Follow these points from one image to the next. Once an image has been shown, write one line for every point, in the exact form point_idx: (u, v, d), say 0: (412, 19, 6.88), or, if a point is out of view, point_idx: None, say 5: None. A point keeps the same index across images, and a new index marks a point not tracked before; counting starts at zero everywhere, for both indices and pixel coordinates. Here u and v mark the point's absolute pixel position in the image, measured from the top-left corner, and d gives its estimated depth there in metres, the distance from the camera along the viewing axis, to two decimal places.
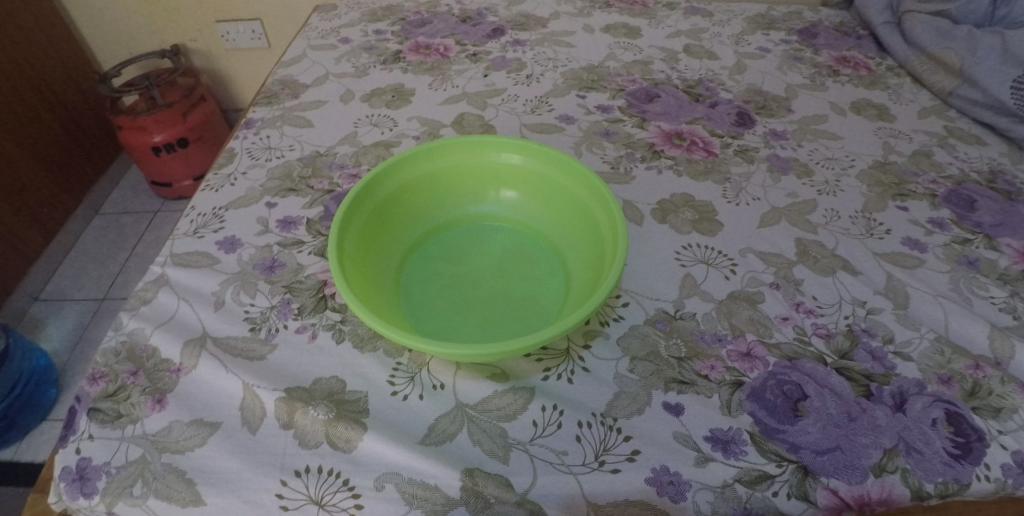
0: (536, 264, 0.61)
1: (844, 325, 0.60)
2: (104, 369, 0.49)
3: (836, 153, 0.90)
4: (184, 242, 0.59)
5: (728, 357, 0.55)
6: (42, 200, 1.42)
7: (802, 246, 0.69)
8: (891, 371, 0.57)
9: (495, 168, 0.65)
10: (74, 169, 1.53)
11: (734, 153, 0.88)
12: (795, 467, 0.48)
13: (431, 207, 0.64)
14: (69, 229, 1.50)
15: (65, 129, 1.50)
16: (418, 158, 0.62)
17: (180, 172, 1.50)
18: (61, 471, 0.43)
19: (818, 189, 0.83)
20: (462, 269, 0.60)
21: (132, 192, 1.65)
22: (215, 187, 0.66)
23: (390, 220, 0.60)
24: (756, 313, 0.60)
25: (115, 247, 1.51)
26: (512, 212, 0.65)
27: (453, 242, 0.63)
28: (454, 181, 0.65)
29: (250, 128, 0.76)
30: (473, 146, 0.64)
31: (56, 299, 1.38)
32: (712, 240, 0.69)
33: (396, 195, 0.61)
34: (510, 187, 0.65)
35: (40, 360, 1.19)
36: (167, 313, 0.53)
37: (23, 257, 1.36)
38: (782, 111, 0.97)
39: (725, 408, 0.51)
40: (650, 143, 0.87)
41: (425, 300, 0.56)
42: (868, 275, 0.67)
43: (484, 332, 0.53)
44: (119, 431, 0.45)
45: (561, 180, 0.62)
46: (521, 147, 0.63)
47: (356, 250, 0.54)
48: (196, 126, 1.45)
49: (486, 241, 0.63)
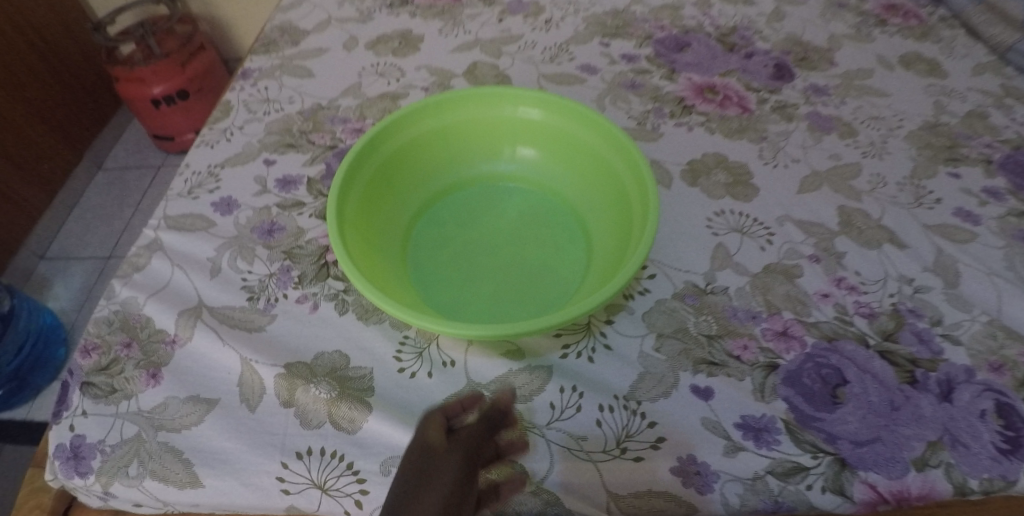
0: (556, 231, 0.55)
1: (889, 304, 0.55)
2: (97, 341, 0.45)
3: (883, 112, 0.83)
4: (179, 203, 0.55)
5: (763, 336, 0.51)
6: (38, 157, 1.25)
7: (845, 215, 0.64)
8: (938, 356, 0.52)
9: (512, 123, 0.59)
10: (66, 124, 1.33)
11: (771, 109, 0.81)
12: (831, 459, 0.45)
13: (441, 165, 0.59)
14: (70, 186, 1.34)
15: (56, 79, 1.29)
16: (427, 112, 0.56)
17: (184, 126, 1.34)
18: (55, 449, 0.41)
19: (863, 151, 0.76)
20: (475, 235, 0.55)
21: (134, 147, 1.47)
22: (212, 143, 0.61)
23: (396, 181, 0.55)
24: (794, 289, 0.55)
25: (116, 203, 1.36)
26: (531, 172, 0.59)
27: (465, 205, 0.58)
28: (466, 137, 0.59)
29: (246, 79, 0.70)
30: (488, 99, 0.58)
31: (62, 257, 1.26)
32: (747, 207, 0.63)
33: (403, 153, 0.56)
34: (529, 145, 0.59)
35: (47, 319, 1.08)
36: (161, 280, 0.49)
37: (27, 216, 1.23)
38: (824, 64, 0.89)
39: (758, 392, 0.47)
40: (680, 97, 0.80)
41: (434, 270, 0.52)
42: (917, 249, 0.61)
43: (498, 306, 0.49)
44: (113, 407, 0.42)
45: (585, 136, 0.56)
46: (541, 99, 0.57)
47: (357, 214, 0.49)
48: (197, 77, 1.27)
49: (502, 204, 0.58)
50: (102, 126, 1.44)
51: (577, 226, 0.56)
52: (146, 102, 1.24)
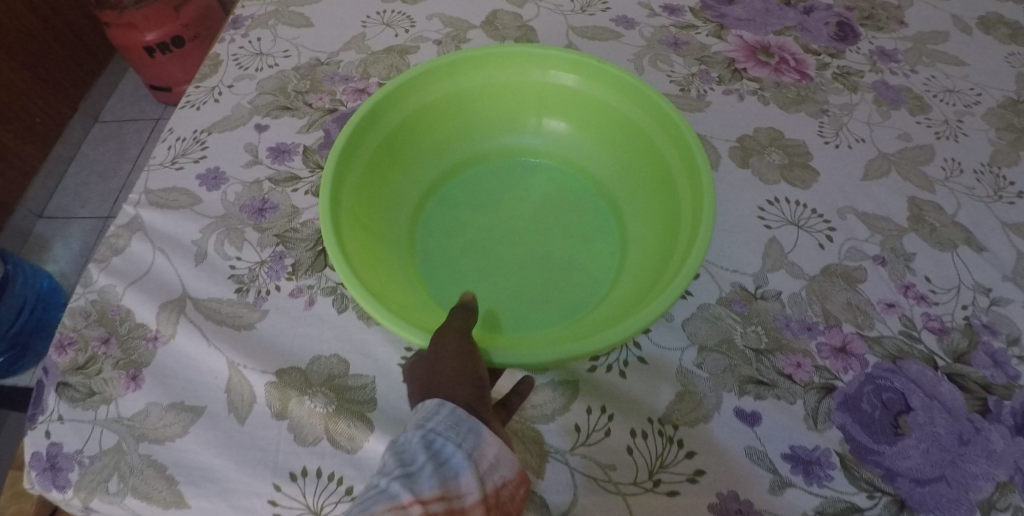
0: (586, 219, 0.50)
1: (961, 318, 0.49)
2: (73, 335, 0.40)
3: (959, 84, 0.73)
4: (161, 175, 0.48)
5: (818, 352, 0.45)
6: (32, 110, 1.08)
7: (916, 209, 0.56)
8: (1014, 382, 0.46)
9: (540, 89, 0.51)
10: (58, 69, 1.13)
11: (833, 77, 0.71)
12: (889, 500, 0.40)
13: (456, 135, 0.52)
14: (67, 139, 1.17)
15: (44, 17, 1.07)
16: (441, 73, 0.48)
17: (182, 77, 1.14)
18: (31, 458, 0.36)
19: (936, 130, 0.67)
20: (492, 222, 0.49)
21: (134, 94, 1.28)
22: (198, 104, 0.54)
23: (404, 155, 0.49)
24: (855, 297, 0.48)
25: (116, 158, 1.20)
26: (559, 147, 0.53)
27: (482, 185, 0.52)
28: (486, 103, 0.52)
29: (237, 28, 0.61)
30: (514, 59, 0.50)
31: (61, 216, 1.13)
32: (804, 195, 0.56)
33: (412, 123, 0.49)
34: (558, 115, 0.52)
35: (45, 283, 0.95)
36: (142, 266, 0.43)
37: (22, 174, 1.08)
38: (892, 24, 0.78)
39: (811, 419, 0.42)
40: (730, 59, 0.70)
41: (446, 261, 0.47)
42: (995, 252, 0.54)
43: (517, 308, 0.44)
44: (92, 412, 0.37)
45: (628, 111, 0.48)
46: (576, 62, 0.49)
47: (358, 199, 0.43)
48: (193, 23, 1.06)
49: (525, 185, 0.52)
50: (91, 69, 1.21)
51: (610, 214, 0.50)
52: (139, 51, 1.06)
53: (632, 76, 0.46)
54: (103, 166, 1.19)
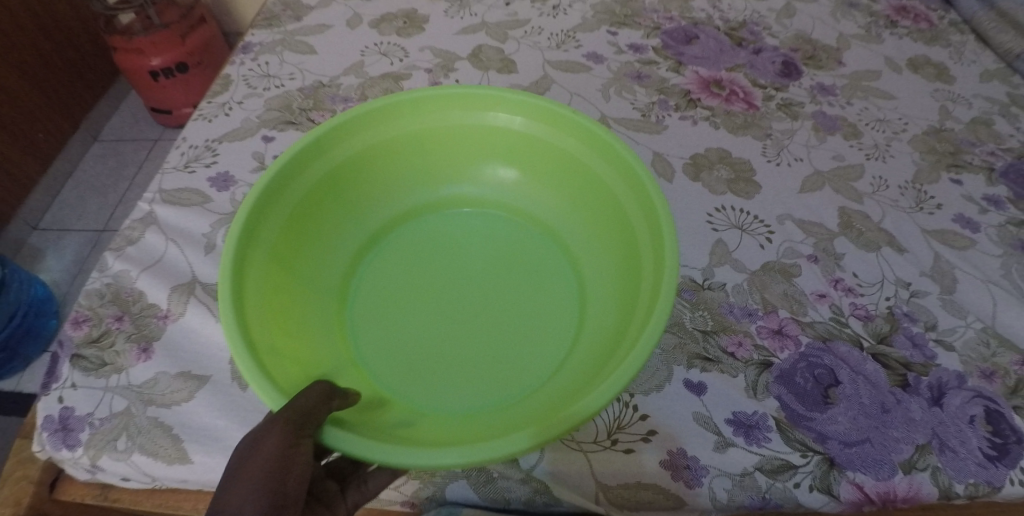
0: (537, 271, 0.55)
1: (884, 307, 0.55)
2: (88, 313, 0.47)
3: (889, 114, 0.82)
4: (175, 177, 0.56)
5: (758, 333, 0.51)
6: (35, 124, 1.20)
7: (845, 217, 0.63)
8: (930, 361, 0.52)
9: (495, 132, 0.58)
10: (62, 87, 1.26)
11: (777, 107, 0.80)
12: (820, 458, 0.45)
13: (415, 176, 0.59)
14: (67, 155, 1.31)
15: (52, 38, 1.21)
16: (395, 115, 0.56)
17: (182, 101, 1.25)
18: (44, 420, 0.42)
19: (867, 152, 0.75)
20: (435, 271, 0.55)
21: (133, 118, 1.42)
22: (210, 117, 0.62)
23: (354, 189, 0.56)
24: (791, 289, 0.55)
25: (114, 175, 1.33)
26: (520, 191, 0.59)
27: (434, 233, 0.58)
28: (444, 145, 0.59)
29: (246, 53, 0.69)
30: (466, 101, 0.56)
31: (56, 229, 1.24)
32: (748, 204, 0.63)
33: (358, 164, 0.55)
34: (519, 162, 0.59)
35: (40, 290, 1.05)
36: (155, 254, 0.50)
37: (21, 187, 1.20)
38: (832, 63, 0.88)
39: (750, 390, 0.47)
40: (686, 91, 0.79)
41: (389, 295, 0.53)
42: (915, 253, 0.61)
43: (456, 337, 0.50)
44: (103, 381, 0.44)
45: (585, 156, 0.55)
46: (542, 109, 0.55)
47: (286, 227, 0.50)
48: (198, 51, 1.18)
49: (483, 229, 0.58)
50: (92, 90, 1.35)
51: (564, 267, 0.55)
52: (144, 75, 1.17)
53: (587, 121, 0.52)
54: (98, 184, 1.32)
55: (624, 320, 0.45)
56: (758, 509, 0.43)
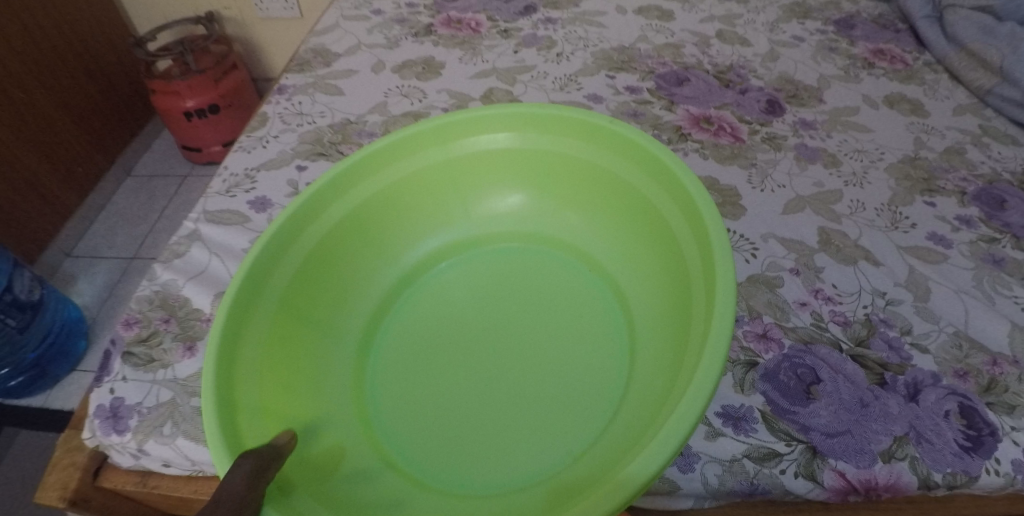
0: (571, 315, 0.57)
1: (863, 314, 0.60)
2: (138, 316, 0.55)
3: (866, 146, 0.87)
4: (217, 200, 0.64)
5: (744, 337, 0.57)
6: (76, 156, 1.44)
7: (825, 234, 0.69)
8: (906, 361, 0.57)
9: (507, 159, 0.66)
10: (102, 125, 1.52)
11: (762, 140, 0.86)
12: (804, 447, 0.49)
13: (433, 216, 0.66)
14: (102, 188, 1.53)
15: (98, 86, 1.50)
16: (428, 150, 0.64)
17: (211, 138, 1.51)
18: (97, 408, 0.50)
19: (845, 179, 0.80)
20: (462, 314, 0.59)
21: (162, 155, 1.67)
22: (249, 149, 0.71)
23: (375, 231, 0.62)
24: (775, 297, 0.61)
25: (145, 209, 1.53)
26: (541, 218, 0.66)
27: (454, 275, 0.63)
28: (462, 178, 0.66)
29: (282, 94, 0.80)
30: (477, 127, 0.65)
31: (89, 256, 1.42)
32: (734, 224, 0.70)
33: (388, 202, 0.63)
34: (549, 194, 0.66)
35: (72, 313, 1.22)
36: (200, 266, 0.58)
37: (59, 214, 1.39)
38: (813, 101, 0.94)
39: (738, 386, 0.53)
40: (678, 126, 0.86)
41: (411, 338, 0.57)
42: (890, 267, 0.66)
43: (482, 370, 0.53)
44: (151, 374, 0.51)
45: (608, 161, 0.61)
46: (578, 124, 0.62)
47: (298, 272, 0.54)
48: (228, 93, 1.45)
49: (507, 264, 0.63)
50: (129, 130, 1.62)
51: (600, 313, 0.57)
52: (179, 114, 1.43)
53: (614, 123, 0.59)
54: (128, 215, 1.51)
55: (677, 328, 0.48)
56: (748, 493, 0.47)
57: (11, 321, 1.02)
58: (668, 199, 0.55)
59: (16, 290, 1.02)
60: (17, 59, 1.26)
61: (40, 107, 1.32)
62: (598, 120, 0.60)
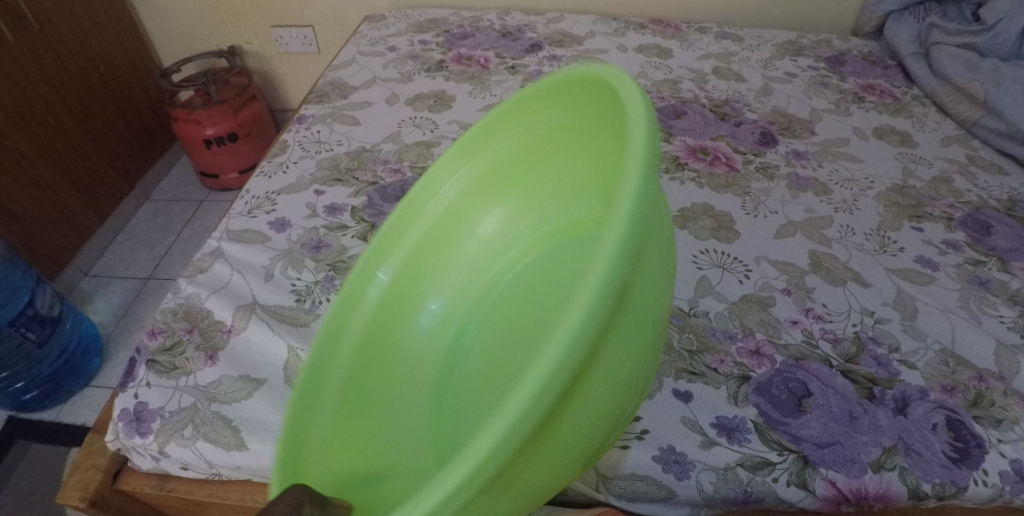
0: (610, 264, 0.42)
1: (852, 331, 0.63)
2: (163, 326, 0.59)
3: (856, 174, 0.90)
4: (240, 220, 0.69)
5: (738, 353, 0.60)
6: (98, 180, 1.50)
7: (815, 257, 0.73)
8: (895, 376, 0.59)
9: (497, 170, 0.49)
10: (125, 152, 1.59)
11: (755, 169, 0.90)
12: (795, 456, 0.52)
13: (465, 259, 0.48)
14: (121, 212, 1.58)
15: (124, 115, 1.58)
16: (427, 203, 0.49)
17: (228, 165, 1.57)
18: (122, 411, 0.53)
19: (836, 206, 0.83)
20: (508, 323, 0.41)
21: (179, 181, 1.73)
22: (270, 174, 0.76)
23: (416, 304, 0.46)
24: (767, 316, 0.64)
25: (161, 232, 1.58)
26: (569, 200, 0.46)
27: (508, 298, 0.44)
28: (475, 209, 0.49)
29: (302, 124, 0.85)
30: (461, 155, 0.50)
31: (105, 276, 1.46)
32: (729, 247, 0.73)
33: (414, 272, 0.47)
34: (551, 176, 0.48)
35: (88, 330, 1.27)
36: (222, 282, 0.62)
37: (80, 236, 1.44)
38: (805, 132, 0.98)
39: (732, 398, 0.56)
40: (675, 156, 0.91)
41: (468, 392, 0.39)
42: (879, 287, 0.69)
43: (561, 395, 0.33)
44: (174, 381, 0.54)
45: (568, 110, 0.45)
46: (517, 112, 0.48)
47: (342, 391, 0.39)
48: (246, 123, 1.52)
49: (562, 258, 0.43)
50: (151, 157, 1.69)
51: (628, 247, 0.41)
52: (200, 142, 1.50)
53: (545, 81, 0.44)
54: (145, 238, 1.56)
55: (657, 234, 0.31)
56: (742, 500, 0.51)
57: (31, 335, 1.09)
58: (592, 105, 0.42)
59: (37, 306, 1.11)
60: (49, 86, 1.34)
61: (69, 133, 1.40)
62: (521, 92, 0.47)
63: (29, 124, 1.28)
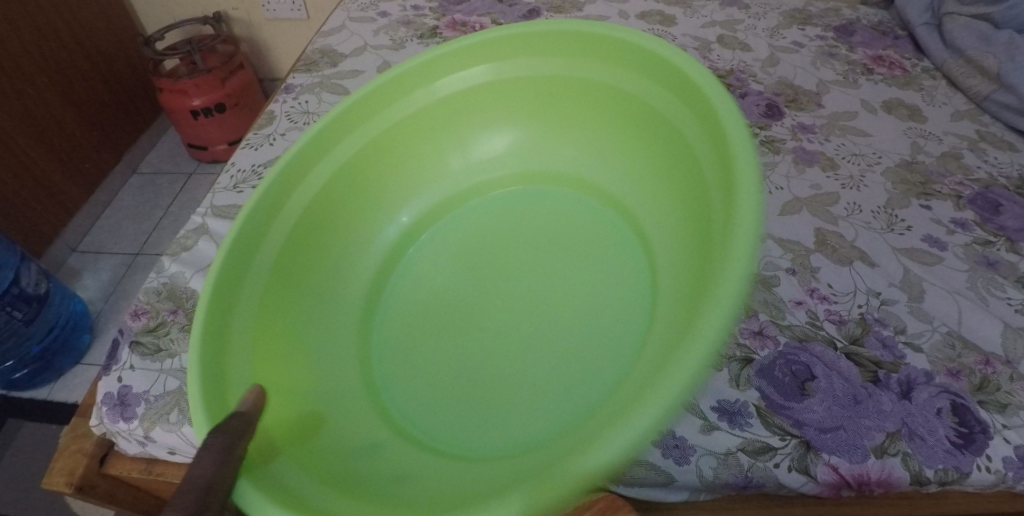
0: (563, 264, 0.55)
1: (857, 313, 0.61)
2: (147, 308, 0.58)
3: (864, 149, 0.86)
4: (225, 196, 0.68)
5: (740, 334, 0.59)
6: (82, 152, 1.45)
7: (821, 236, 0.70)
8: (900, 360, 0.57)
9: (510, 101, 0.66)
10: (109, 122, 1.54)
11: (760, 143, 0.86)
12: (797, 442, 0.51)
13: (430, 163, 0.66)
14: (108, 185, 1.54)
15: (106, 83, 1.52)
16: (404, 105, 0.65)
17: (216, 136, 1.53)
18: (105, 396, 0.53)
19: (842, 182, 0.80)
20: (481, 280, 0.55)
21: (167, 152, 1.69)
22: (257, 146, 0.76)
23: (372, 183, 0.62)
24: (770, 296, 0.62)
25: (150, 205, 1.54)
26: (546, 164, 0.65)
27: (454, 238, 0.60)
28: (473, 115, 0.67)
29: (290, 93, 0.85)
30: (477, 53, 0.65)
31: (93, 251, 1.43)
32: None
33: (389, 150, 0.64)
34: (559, 131, 0.65)
35: (77, 307, 1.24)
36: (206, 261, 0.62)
37: (65, 210, 1.40)
38: (812, 105, 0.94)
39: (733, 382, 0.55)
40: None
41: (417, 324, 0.53)
42: (885, 268, 0.67)
43: (500, 374, 0.47)
44: (159, 364, 0.54)
45: (666, 110, 0.54)
46: (530, 40, 0.63)
47: (291, 232, 0.54)
48: (234, 93, 1.47)
49: (547, 260, 0.56)
50: (136, 127, 1.64)
51: (574, 260, 0.55)
52: (186, 112, 1.45)
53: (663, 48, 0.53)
54: (134, 210, 1.53)
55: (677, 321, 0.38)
56: (741, 485, 0.50)
57: (17, 313, 1.07)
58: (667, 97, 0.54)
59: (22, 284, 1.08)
60: (25, 54, 1.27)
61: (48, 103, 1.34)
62: (592, 34, 0.59)
63: (5, 95, 1.22)
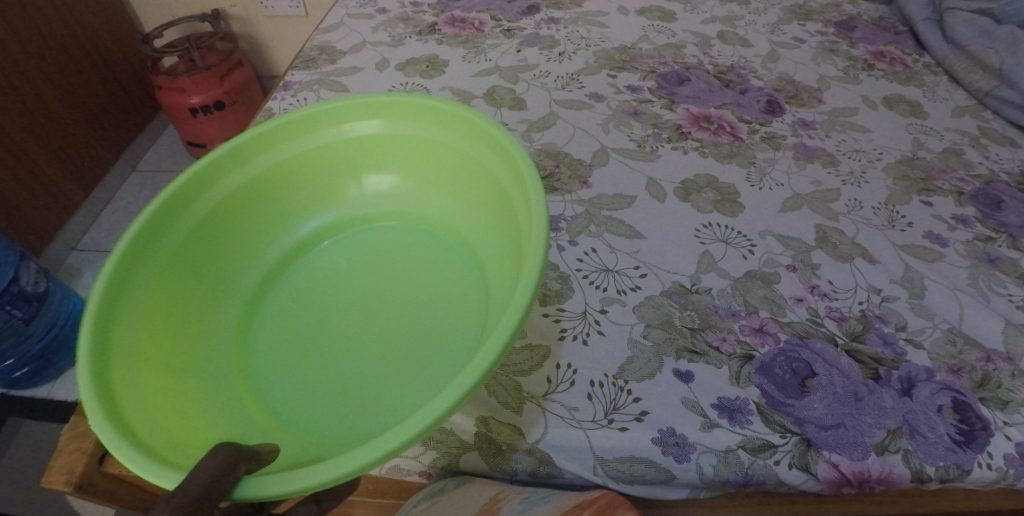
0: (425, 277, 0.53)
1: (858, 310, 0.61)
2: None
3: (865, 145, 0.86)
4: None
5: (740, 330, 0.58)
6: (80, 150, 1.44)
7: (822, 232, 0.70)
8: (901, 356, 0.57)
9: (345, 156, 0.58)
10: (107, 119, 1.53)
11: (761, 139, 0.86)
12: (798, 439, 0.51)
13: (281, 222, 0.56)
14: (107, 183, 1.54)
15: (104, 81, 1.51)
16: (253, 155, 0.54)
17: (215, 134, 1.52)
18: None
19: (843, 178, 0.79)
20: (350, 303, 0.51)
21: (166, 150, 1.68)
22: None
23: (218, 251, 0.51)
24: (771, 293, 0.62)
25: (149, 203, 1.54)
26: (399, 204, 0.59)
27: (329, 275, 0.54)
28: (312, 176, 0.58)
29: (288, 90, 0.85)
30: (301, 129, 0.56)
31: (93, 249, 1.42)
32: (732, 221, 0.71)
33: (235, 213, 0.53)
34: (401, 173, 0.59)
35: (77, 305, 1.24)
36: None
37: (63, 208, 1.40)
38: (813, 101, 0.94)
39: (733, 379, 0.54)
40: (678, 125, 0.86)
41: (287, 368, 0.47)
42: (886, 264, 0.67)
43: (379, 386, 0.45)
44: None
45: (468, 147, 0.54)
46: (363, 105, 0.57)
47: (141, 321, 0.42)
48: (232, 90, 1.46)
49: (422, 274, 0.53)
50: (134, 124, 1.63)
51: (443, 273, 0.53)
52: (185, 110, 1.45)
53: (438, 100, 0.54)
54: (133, 209, 1.52)
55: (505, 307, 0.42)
56: (742, 482, 0.50)
57: (16, 312, 1.07)
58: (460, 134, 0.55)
59: (22, 282, 1.08)
60: (22, 52, 1.26)
61: (46, 101, 1.33)
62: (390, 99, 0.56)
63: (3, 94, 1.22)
